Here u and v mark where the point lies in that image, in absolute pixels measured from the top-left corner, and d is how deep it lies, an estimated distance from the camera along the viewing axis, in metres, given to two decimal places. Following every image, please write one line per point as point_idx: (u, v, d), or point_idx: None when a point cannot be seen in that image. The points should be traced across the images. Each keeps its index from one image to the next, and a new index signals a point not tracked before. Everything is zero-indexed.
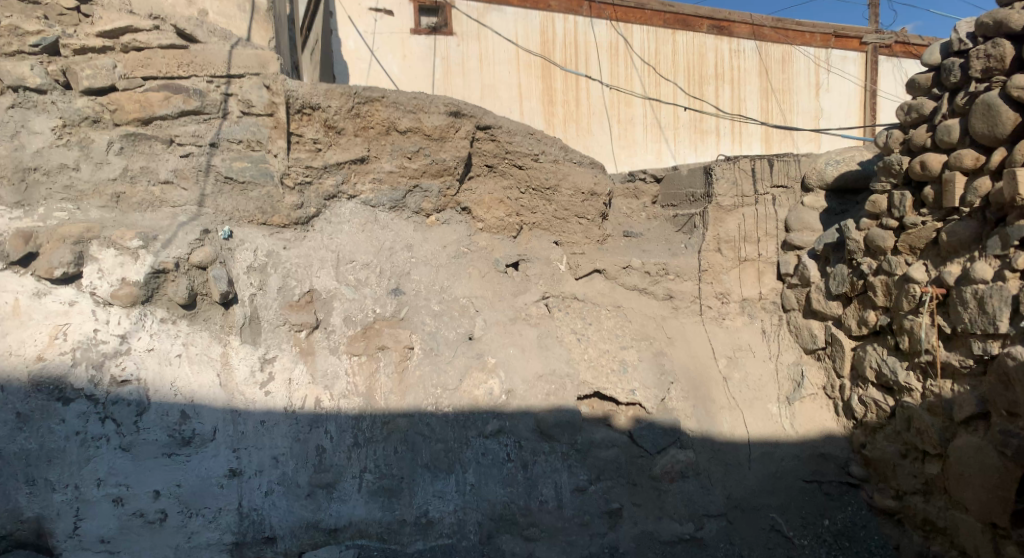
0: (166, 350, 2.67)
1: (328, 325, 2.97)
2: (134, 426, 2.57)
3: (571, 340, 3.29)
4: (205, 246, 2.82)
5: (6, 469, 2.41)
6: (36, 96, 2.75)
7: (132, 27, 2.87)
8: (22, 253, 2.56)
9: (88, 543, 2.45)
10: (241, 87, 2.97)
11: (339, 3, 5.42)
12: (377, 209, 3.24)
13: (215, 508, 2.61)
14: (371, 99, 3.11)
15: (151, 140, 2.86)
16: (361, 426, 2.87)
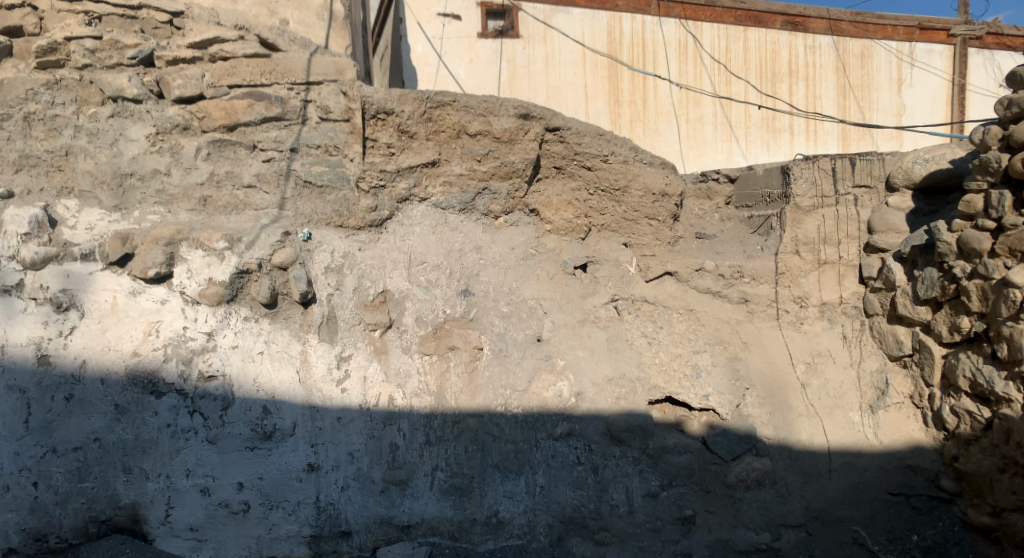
0: (249, 347, 2.78)
1: (400, 325, 3.03)
2: (220, 420, 2.68)
3: (642, 343, 3.26)
4: (286, 247, 2.92)
5: (105, 458, 2.55)
6: (132, 105, 2.90)
7: (220, 39, 2.99)
8: (120, 254, 2.71)
9: (177, 531, 2.57)
10: (320, 93, 3.06)
11: (409, 9, 5.52)
12: (448, 211, 3.28)
13: (294, 501, 2.69)
14: (442, 103, 3.15)
15: (236, 146, 2.98)
16: (433, 425, 2.92)
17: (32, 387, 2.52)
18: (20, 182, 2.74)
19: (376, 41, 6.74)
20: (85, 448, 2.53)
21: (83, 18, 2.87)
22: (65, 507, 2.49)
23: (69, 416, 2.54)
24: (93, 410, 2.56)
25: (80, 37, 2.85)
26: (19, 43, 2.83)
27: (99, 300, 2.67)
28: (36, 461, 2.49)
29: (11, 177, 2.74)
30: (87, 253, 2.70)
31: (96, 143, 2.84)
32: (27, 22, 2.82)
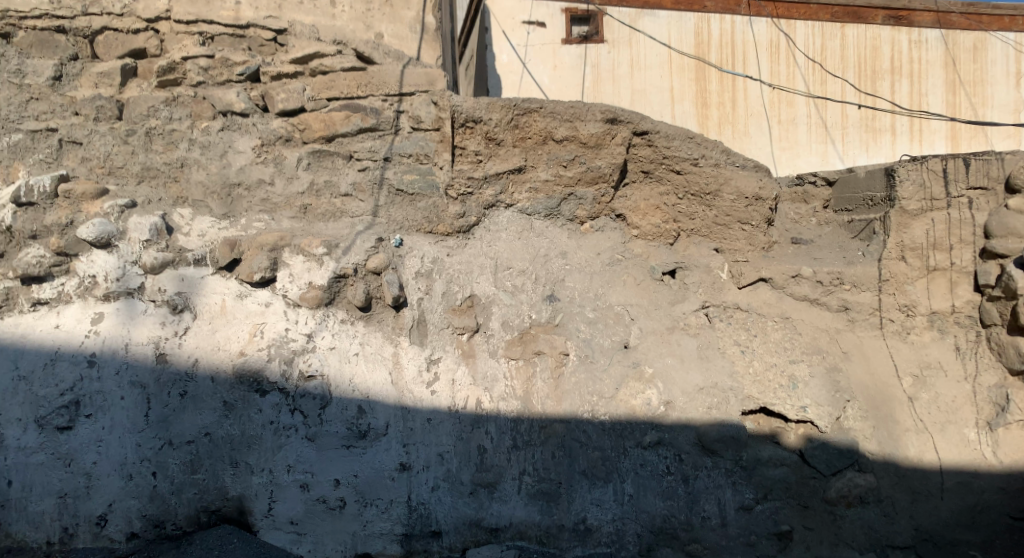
0: (346, 348, 2.88)
1: (487, 329, 3.08)
2: (318, 418, 2.79)
3: (735, 352, 3.15)
4: (380, 252, 3.02)
5: (215, 451, 2.70)
6: (240, 119, 3.08)
7: (319, 54, 3.14)
8: (229, 259, 2.87)
9: (279, 524, 2.70)
10: (412, 104, 3.16)
11: (495, 19, 5.68)
12: (533, 217, 3.31)
13: (387, 500, 2.78)
14: (529, 110, 3.18)
15: (334, 156, 3.10)
16: (520, 429, 2.95)
17: (151, 383, 2.70)
18: (142, 193, 2.94)
19: (462, 48, 6.88)
20: (197, 441, 2.69)
21: (198, 39, 3.07)
22: (180, 496, 2.65)
23: (183, 410, 2.71)
24: (205, 406, 2.72)
25: (195, 57, 3.05)
26: (142, 64, 3.07)
27: (211, 302, 2.83)
28: (154, 452, 2.66)
29: (134, 188, 2.94)
30: (199, 258, 2.87)
31: (208, 156, 3.01)
32: (150, 44, 3.06)
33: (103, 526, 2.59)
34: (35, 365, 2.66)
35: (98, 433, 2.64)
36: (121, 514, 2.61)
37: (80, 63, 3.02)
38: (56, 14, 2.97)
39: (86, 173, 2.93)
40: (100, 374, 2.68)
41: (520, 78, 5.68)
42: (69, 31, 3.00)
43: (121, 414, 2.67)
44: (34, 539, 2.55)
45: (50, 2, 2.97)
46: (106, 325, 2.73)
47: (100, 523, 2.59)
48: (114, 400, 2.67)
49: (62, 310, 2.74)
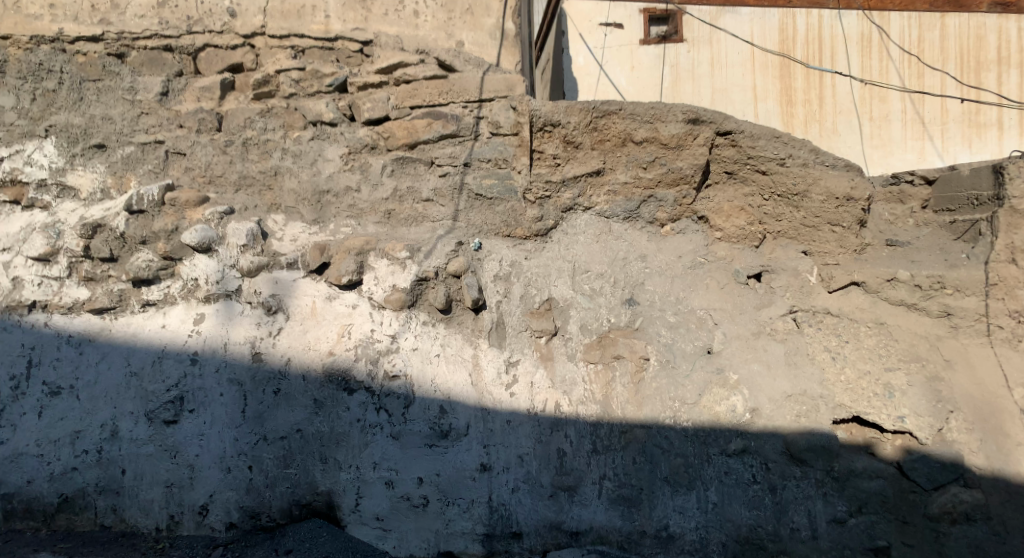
0: (428, 350, 2.95)
1: (565, 332, 3.09)
2: (403, 417, 2.87)
3: (824, 358, 3.04)
4: (459, 256, 3.07)
5: (306, 447, 2.81)
6: (329, 129, 3.20)
7: (403, 63, 3.22)
8: (319, 262, 3.00)
9: (366, 519, 2.80)
10: (492, 109, 3.19)
11: (571, 22, 5.86)
12: (612, 220, 3.30)
13: (468, 500, 2.83)
14: (609, 112, 3.18)
15: (416, 162, 3.19)
16: (600, 434, 2.94)
17: (248, 381, 2.85)
18: (239, 201, 3.10)
19: (539, 54, 6.94)
20: (289, 437, 2.81)
21: (290, 52, 3.21)
22: (274, 489, 2.78)
23: (277, 407, 2.84)
24: (296, 403, 2.84)
25: (288, 69, 3.19)
26: (239, 78, 3.23)
27: (302, 304, 2.96)
28: (250, 447, 2.80)
29: (231, 196, 3.10)
30: (292, 262, 3.00)
31: (299, 164, 3.15)
32: (246, 59, 3.22)
33: (205, 515, 2.76)
34: (145, 362, 2.86)
35: (200, 427, 2.81)
36: (222, 504, 2.77)
37: (185, 79, 3.21)
38: (163, 33, 3.16)
39: (190, 182, 3.12)
40: (202, 371, 2.85)
41: (596, 80, 5.86)
42: (175, 49, 3.19)
43: (221, 409, 2.83)
44: (144, 524, 2.75)
45: (158, 23, 3.17)
46: (207, 326, 2.90)
47: (203, 512, 2.76)
48: (215, 396, 2.84)
49: (168, 311, 2.93)
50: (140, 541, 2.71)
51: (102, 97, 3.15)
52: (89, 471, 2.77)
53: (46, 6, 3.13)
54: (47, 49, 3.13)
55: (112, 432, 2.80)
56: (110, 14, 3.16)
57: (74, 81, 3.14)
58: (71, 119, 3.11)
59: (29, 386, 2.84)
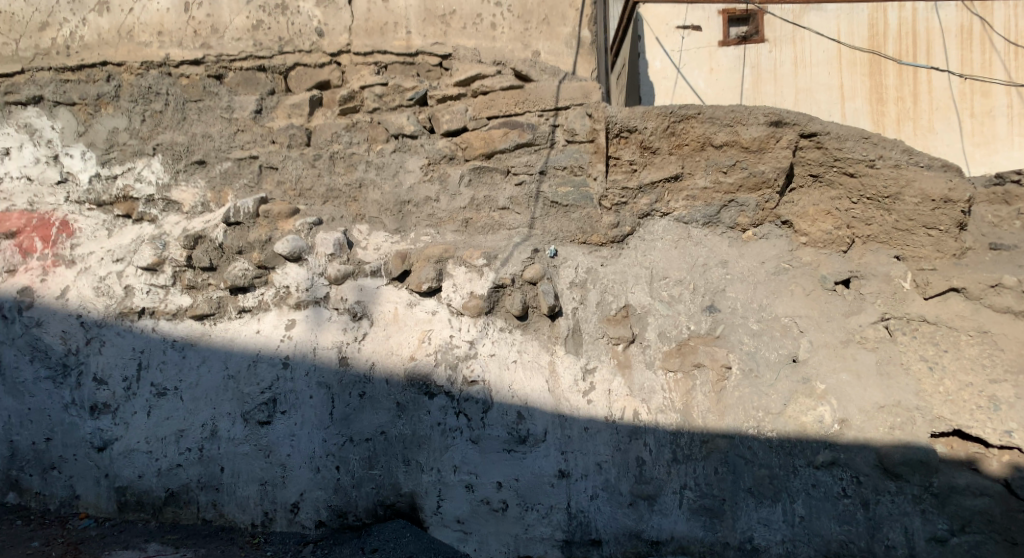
0: (505, 356, 2.99)
1: (643, 339, 3.06)
2: (482, 421, 2.91)
3: (921, 369, 2.88)
4: (536, 263, 3.10)
5: (389, 449, 2.91)
6: (410, 141, 3.30)
7: (480, 75, 3.27)
8: (400, 270, 3.08)
9: (447, 521, 2.87)
10: (567, 117, 3.22)
11: (648, 27, 6.12)
12: (691, 225, 3.25)
13: (547, 505, 2.86)
14: (687, 116, 3.15)
15: (493, 171, 3.24)
16: (680, 443, 2.90)
17: (335, 384, 2.97)
18: (327, 212, 3.23)
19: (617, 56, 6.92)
20: (374, 439, 2.92)
21: (373, 68, 3.33)
22: (359, 489, 2.91)
23: (362, 410, 2.95)
24: (380, 406, 2.94)
25: (372, 85, 3.31)
26: (327, 94, 3.37)
27: (384, 310, 3.06)
28: (338, 448, 2.94)
29: (319, 208, 3.25)
30: (375, 270, 3.10)
31: (382, 176, 3.26)
32: (333, 76, 3.36)
33: (296, 512, 2.93)
34: (241, 366, 3.04)
35: (291, 428, 2.97)
36: (311, 503, 2.93)
37: (277, 97, 3.37)
38: (257, 55, 3.34)
39: (282, 195, 3.28)
40: (293, 374, 3.00)
41: (674, 84, 6.11)
42: (268, 69, 3.36)
43: (311, 411, 2.98)
44: (241, 520, 2.96)
45: (253, 45, 3.35)
46: (298, 332, 3.05)
47: (294, 509, 2.94)
48: (304, 399, 2.98)
49: (262, 317, 3.11)
50: (237, 535, 2.92)
51: (202, 116, 3.35)
52: (192, 468, 2.99)
53: (154, 34, 3.37)
54: (154, 73, 3.36)
55: (212, 432, 3.00)
56: (209, 37, 3.35)
57: (177, 102, 3.35)
58: (175, 137, 3.33)
59: (140, 388, 3.07)
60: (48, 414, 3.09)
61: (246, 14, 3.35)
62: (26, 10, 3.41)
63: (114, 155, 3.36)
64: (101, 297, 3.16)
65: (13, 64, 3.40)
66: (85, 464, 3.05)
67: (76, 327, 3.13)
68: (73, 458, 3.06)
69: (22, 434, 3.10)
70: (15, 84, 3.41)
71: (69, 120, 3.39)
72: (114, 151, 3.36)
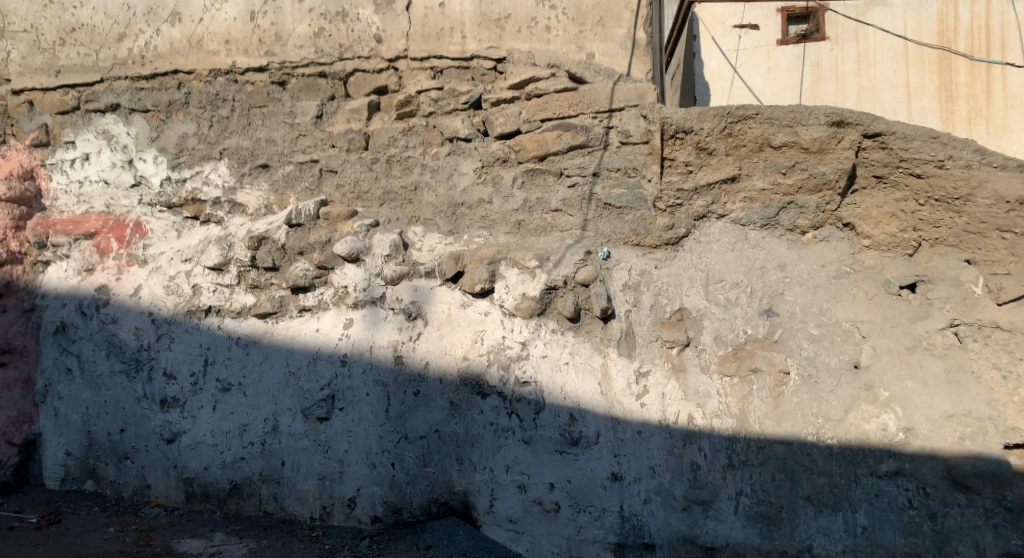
0: (557, 357, 3.00)
1: (698, 343, 3.02)
2: (534, 422, 2.93)
3: (993, 378, 2.75)
4: (588, 265, 3.10)
5: (443, 447, 2.96)
6: (464, 144, 3.34)
7: (534, 78, 3.29)
8: (454, 271, 3.13)
9: (500, 521, 2.90)
10: (621, 119, 3.21)
11: (705, 27, 6.48)
12: (748, 227, 3.19)
13: (600, 508, 2.85)
14: (745, 117, 3.08)
15: (545, 174, 3.25)
16: (736, 448, 2.86)
17: (390, 382, 3.04)
18: (384, 214, 3.31)
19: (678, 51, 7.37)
20: (427, 437, 2.98)
21: (429, 73, 3.38)
22: (414, 486, 2.98)
23: (416, 408, 3.01)
24: (434, 405, 2.99)
25: (427, 89, 3.37)
26: (384, 99, 3.45)
27: (438, 310, 3.11)
28: (393, 445, 3.01)
29: (377, 210, 3.32)
30: (429, 270, 3.17)
31: (437, 178, 3.31)
32: (390, 82, 3.42)
33: (353, 507, 3.02)
34: (301, 363, 3.14)
35: (349, 425, 3.05)
36: (368, 498, 3.01)
37: (336, 102, 3.46)
38: (318, 61, 3.44)
39: (341, 198, 3.37)
40: (350, 372, 3.08)
41: (729, 83, 6.43)
42: (329, 75, 3.45)
43: (367, 408, 3.05)
44: (301, 513, 3.07)
45: (314, 52, 3.45)
46: (355, 330, 3.13)
47: (351, 504, 3.02)
48: (361, 396, 3.06)
49: (321, 316, 3.20)
50: (297, 528, 3.04)
51: (266, 121, 3.47)
52: (255, 461, 3.11)
53: (222, 43, 3.50)
54: (222, 80, 3.49)
55: (273, 427, 3.11)
56: (273, 45, 3.47)
57: (243, 108, 3.48)
58: (240, 142, 3.46)
59: (206, 383, 3.21)
60: (122, 407, 3.27)
61: (308, 22, 3.46)
62: (105, 22, 3.59)
63: (183, 159, 3.51)
64: (171, 296, 3.32)
65: (93, 74, 3.58)
66: (156, 455, 3.21)
67: (147, 324, 3.30)
68: (144, 449, 3.23)
69: (99, 426, 3.30)
70: (94, 92, 3.59)
71: (143, 126, 3.56)
72: (184, 156, 3.51)
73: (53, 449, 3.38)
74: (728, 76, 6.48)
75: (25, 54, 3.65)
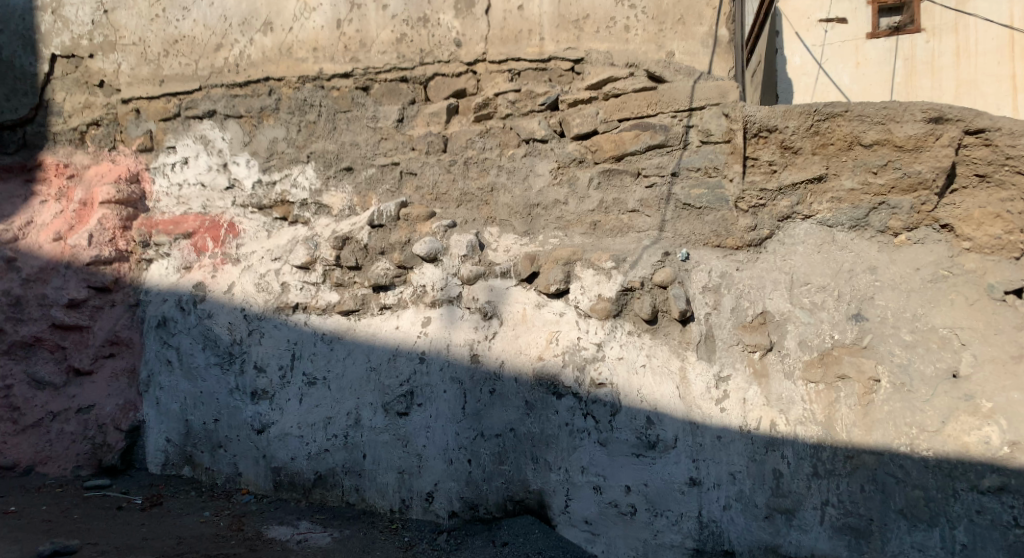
0: (633, 359, 2.97)
1: (782, 348, 2.92)
2: (609, 424, 2.91)
3: None
4: (666, 267, 3.05)
5: (519, 446, 2.99)
6: (541, 145, 3.35)
7: (612, 78, 3.26)
8: (530, 272, 3.15)
9: (575, 521, 2.90)
10: (702, 118, 3.13)
11: (790, 26, 8.08)
12: (835, 229, 3.05)
13: (677, 512, 2.81)
14: (833, 114, 2.96)
15: (622, 174, 3.22)
16: (821, 457, 2.76)
17: (467, 380, 3.10)
18: (461, 214, 3.38)
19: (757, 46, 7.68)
20: (503, 435, 3.01)
21: (507, 75, 3.41)
22: (490, 483, 3.02)
23: (492, 406, 3.05)
24: (510, 404, 3.03)
25: (505, 92, 3.40)
26: (463, 102, 3.49)
27: (513, 310, 3.14)
28: (469, 442, 3.06)
29: (454, 211, 3.39)
30: (505, 271, 3.21)
31: (513, 180, 3.34)
32: (469, 85, 3.47)
33: (431, 502, 3.09)
34: (382, 359, 3.24)
35: (427, 420, 3.13)
36: (445, 494, 3.07)
37: (417, 106, 3.54)
38: (399, 67, 3.52)
39: (420, 199, 3.45)
40: (429, 369, 3.15)
41: (815, 80, 8.04)
42: (410, 79, 3.53)
43: (444, 405, 3.11)
44: (381, 505, 3.17)
45: (396, 57, 3.54)
46: (433, 329, 3.20)
47: (429, 499, 3.09)
48: (439, 393, 3.13)
49: (401, 314, 3.29)
50: (377, 519, 3.14)
51: (350, 126, 3.59)
52: (338, 453, 3.23)
53: (310, 50, 3.65)
54: (309, 86, 3.64)
55: (355, 420, 3.22)
56: (358, 51, 3.58)
57: (329, 113, 3.61)
58: (326, 146, 3.60)
59: (293, 376, 3.35)
60: (217, 398, 3.46)
61: (391, 28, 3.56)
62: (204, 33, 3.80)
63: (273, 163, 3.68)
64: (262, 293, 3.49)
65: (192, 83, 3.79)
66: (247, 444, 3.38)
67: (240, 319, 3.49)
68: (236, 439, 3.40)
69: (196, 415, 3.50)
70: (193, 99, 3.81)
71: (236, 132, 3.76)
72: (274, 159, 3.68)
73: (155, 435, 3.61)
74: (814, 73, 8.07)
75: (133, 65, 3.90)
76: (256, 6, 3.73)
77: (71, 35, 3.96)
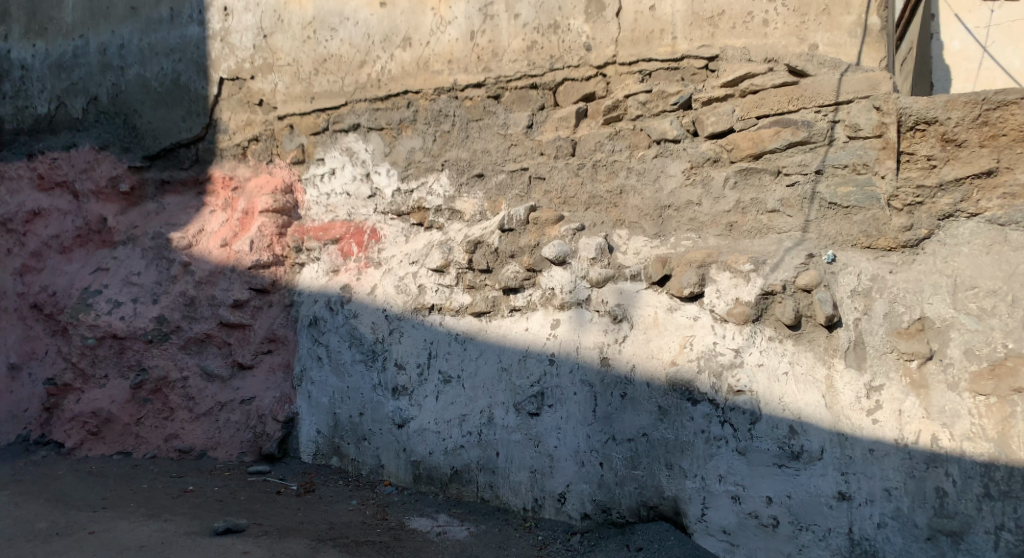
0: (774, 366, 2.83)
1: (944, 357, 2.64)
2: (748, 433, 2.78)
3: None
4: (811, 269, 2.86)
5: (652, 452, 2.95)
6: (673, 145, 3.28)
7: (750, 74, 3.13)
8: (661, 274, 3.08)
9: (712, 530, 2.81)
10: (849, 112, 2.93)
11: (945, 6, 6.58)
12: (1009, 228, 2.71)
13: (824, 527, 2.63)
14: (1005, 102, 2.67)
15: (761, 173, 3.08)
16: (994, 477, 2.47)
17: (598, 383, 3.11)
18: (589, 218, 3.39)
19: (909, 27, 7.26)
20: (636, 440, 2.99)
21: (638, 76, 3.37)
22: (623, 487, 3.00)
23: (624, 410, 3.03)
24: (642, 408, 2.99)
25: (636, 93, 3.36)
26: (592, 106, 3.50)
27: (644, 314, 3.10)
28: (601, 444, 3.06)
29: (582, 214, 3.41)
30: (635, 273, 3.17)
31: (642, 181, 3.30)
32: (598, 88, 3.47)
33: (563, 502, 3.12)
34: (513, 359, 3.32)
35: (558, 421, 3.17)
36: (577, 495, 3.10)
37: (546, 111, 3.59)
38: (530, 74, 3.57)
39: (548, 203, 3.50)
40: (559, 370, 3.20)
41: (977, 65, 6.48)
42: (539, 86, 3.58)
43: (575, 407, 3.14)
44: (514, 503, 3.24)
45: (527, 64, 3.59)
46: (562, 331, 3.24)
47: (561, 499, 3.13)
48: (569, 395, 3.16)
49: (530, 316, 3.36)
50: (511, 517, 3.22)
51: (482, 133, 3.69)
52: (473, 450, 3.35)
53: (445, 62, 3.78)
54: (444, 97, 3.78)
55: (488, 419, 3.33)
56: (490, 61, 3.67)
57: (462, 122, 3.74)
58: (459, 154, 3.73)
59: (430, 374, 3.52)
60: (362, 392, 3.70)
61: (522, 37, 3.61)
62: (350, 51, 4.03)
63: (411, 172, 3.86)
64: (401, 294, 3.68)
65: (339, 98, 4.05)
66: (389, 438, 3.59)
67: (382, 319, 3.70)
68: (379, 432, 3.62)
69: (343, 408, 3.76)
70: (340, 114, 4.07)
71: (378, 143, 3.97)
72: (412, 168, 3.86)
73: (307, 427, 3.90)
74: (975, 57, 6.51)
75: (288, 85, 4.23)
76: (396, 22, 3.91)
77: (236, 59, 4.35)
